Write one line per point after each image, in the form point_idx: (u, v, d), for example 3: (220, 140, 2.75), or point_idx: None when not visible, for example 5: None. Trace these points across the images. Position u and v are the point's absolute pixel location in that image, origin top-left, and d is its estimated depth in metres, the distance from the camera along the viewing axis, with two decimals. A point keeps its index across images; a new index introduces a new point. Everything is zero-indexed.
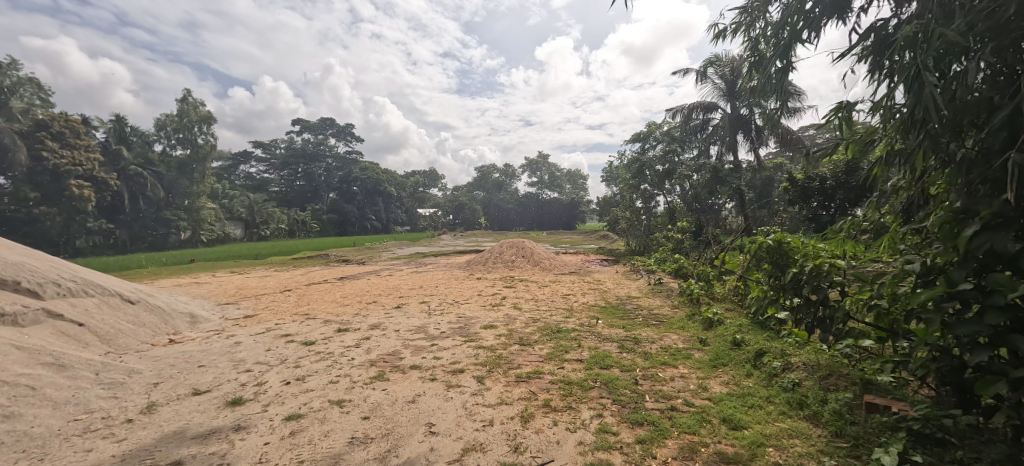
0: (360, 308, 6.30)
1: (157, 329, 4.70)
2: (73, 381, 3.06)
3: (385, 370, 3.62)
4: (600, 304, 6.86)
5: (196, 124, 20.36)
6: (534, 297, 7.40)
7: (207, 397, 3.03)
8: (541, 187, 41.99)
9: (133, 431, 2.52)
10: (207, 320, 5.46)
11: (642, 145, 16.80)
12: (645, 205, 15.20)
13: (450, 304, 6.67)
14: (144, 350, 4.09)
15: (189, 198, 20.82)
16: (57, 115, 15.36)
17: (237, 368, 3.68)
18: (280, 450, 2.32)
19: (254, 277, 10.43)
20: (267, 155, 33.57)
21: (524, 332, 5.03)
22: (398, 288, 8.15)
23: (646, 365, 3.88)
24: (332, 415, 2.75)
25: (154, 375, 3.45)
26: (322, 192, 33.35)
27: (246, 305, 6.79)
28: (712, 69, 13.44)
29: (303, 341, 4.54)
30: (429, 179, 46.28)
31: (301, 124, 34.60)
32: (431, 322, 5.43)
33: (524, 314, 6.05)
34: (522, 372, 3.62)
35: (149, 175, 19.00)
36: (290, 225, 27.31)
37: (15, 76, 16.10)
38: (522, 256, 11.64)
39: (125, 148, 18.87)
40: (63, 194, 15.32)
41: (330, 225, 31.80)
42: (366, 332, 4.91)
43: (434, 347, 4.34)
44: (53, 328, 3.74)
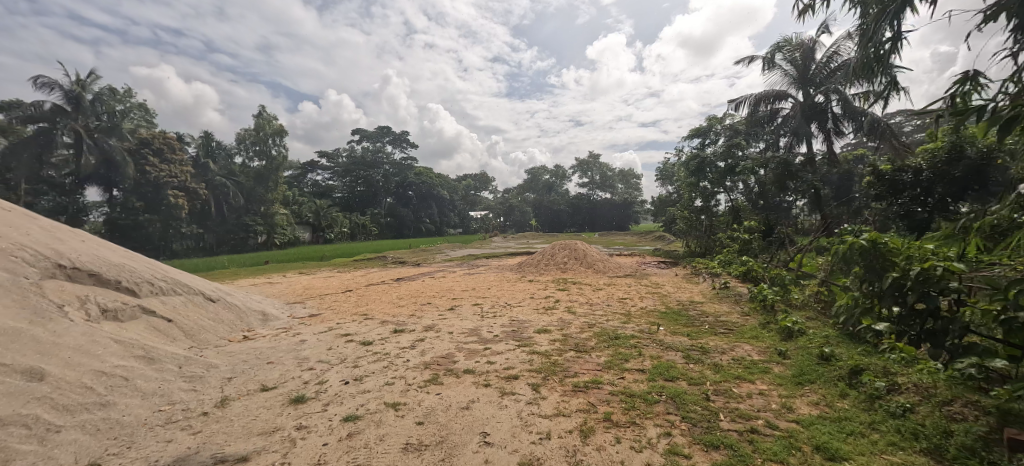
0: (415, 309, 6.41)
1: (234, 326, 5.07)
2: (162, 373, 3.30)
3: (439, 373, 3.58)
4: (658, 309, 6.45)
5: (271, 136, 22.15)
6: (587, 301, 7.12)
7: (273, 394, 3.15)
8: (592, 187, 40.99)
9: (207, 424, 2.65)
10: (277, 318, 5.82)
11: (701, 140, 15.78)
12: (705, 204, 14.27)
13: (502, 306, 6.59)
14: (222, 346, 4.41)
15: (264, 204, 22.37)
16: (158, 133, 17.54)
17: (301, 366, 3.82)
18: (337, 452, 2.32)
19: (319, 278, 11.07)
20: (331, 164, 35.72)
21: (580, 338, 4.80)
22: (451, 290, 8.26)
23: (718, 379, 3.51)
24: (388, 418, 2.73)
25: (228, 369, 3.67)
26: (380, 196, 35.01)
27: (311, 304, 7.19)
28: (780, 55, 12.40)
29: (362, 340, 4.66)
30: (480, 182, 46.97)
31: (360, 133, 36.52)
32: (484, 325, 5.38)
33: (579, 319, 5.82)
34: (579, 381, 3.43)
35: (232, 185, 20.97)
36: (352, 228, 28.87)
37: (127, 103, 18.69)
38: (574, 258, 11.34)
39: (212, 161, 21.09)
40: (162, 202, 17.26)
41: (388, 228, 33.30)
42: (420, 333, 4.94)
43: (488, 350, 4.26)
44: (146, 324, 4.11)
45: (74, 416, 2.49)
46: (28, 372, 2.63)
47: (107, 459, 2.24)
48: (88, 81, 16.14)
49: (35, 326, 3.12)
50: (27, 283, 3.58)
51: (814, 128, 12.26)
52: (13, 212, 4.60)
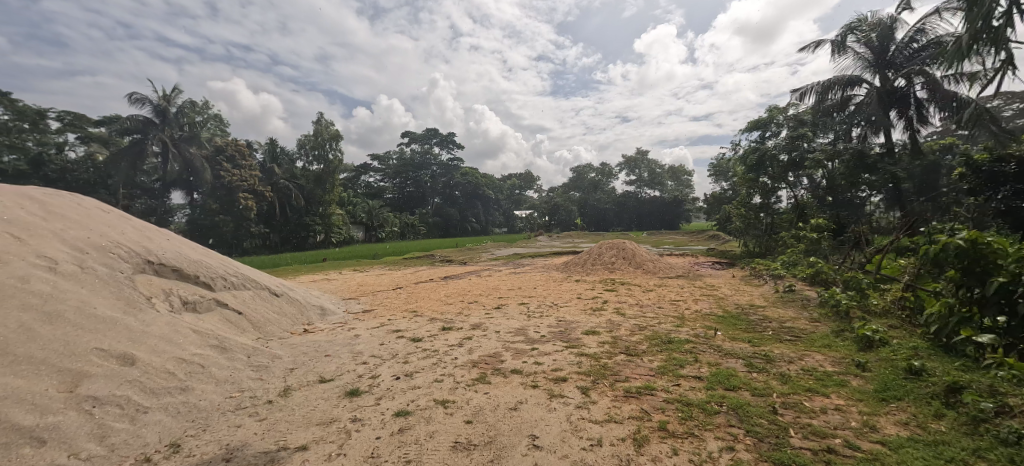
0: (463, 307, 6.49)
1: (296, 320, 5.41)
2: (233, 362, 3.55)
3: (486, 372, 3.58)
4: (714, 312, 6.07)
5: (328, 141, 23.41)
6: (637, 303, 6.86)
7: (330, 386, 3.29)
8: (640, 185, 39.61)
9: (272, 412, 2.82)
10: (333, 313, 6.13)
11: (761, 133, 14.74)
12: (765, 201, 13.32)
13: (549, 307, 6.50)
14: (285, 338, 4.69)
15: (322, 205, 23.27)
16: (231, 141, 19.20)
17: (356, 360, 3.97)
18: (390, 446, 2.36)
19: (371, 275, 11.58)
20: (382, 166, 37.30)
21: (630, 341, 4.63)
22: (497, 288, 8.30)
23: (786, 391, 3.22)
24: (437, 415, 2.75)
25: (290, 360, 3.89)
26: (428, 197, 36.06)
27: (364, 300, 7.51)
28: (853, 37, 11.29)
29: (412, 337, 4.77)
30: (524, 182, 47.05)
31: (409, 136, 37.81)
32: (531, 325, 5.34)
33: (629, 321, 5.60)
34: (632, 386, 3.29)
35: (294, 187, 22.45)
36: (401, 227, 29.94)
37: (205, 115, 20.66)
38: (622, 258, 11.01)
39: (277, 166, 22.92)
40: (234, 204, 18.61)
41: (436, 228, 34.18)
42: (468, 332, 4.98)
43: (535, 351, 4.21)
44: (220, 316, 4.46)
45: (158, 399, 2.73)
46: (122, 357, 2.92)
47: (185, 440, 2.42)
48: (172, 95, 17.97)
49: (128, 316, 3.46)
50: (123, 277, 3.99)
51: (893, 115, 11.07)
52: (112, 213, 5.17)
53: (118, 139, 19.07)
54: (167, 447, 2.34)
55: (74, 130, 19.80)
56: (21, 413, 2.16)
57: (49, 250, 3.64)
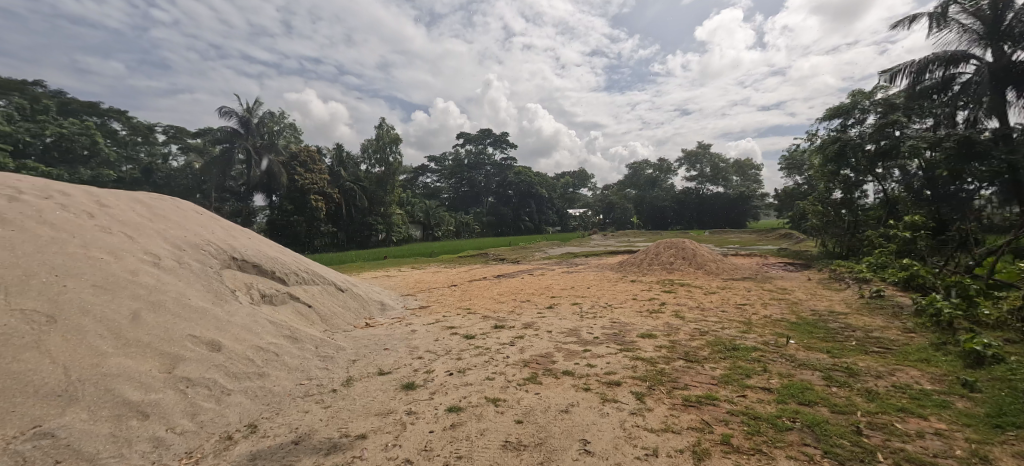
0: (515, 306, 6.53)
1: (359, 314, 5.75)
2: (303, 352, 3.84)
3: (538, 372, 3.56)
4: (787, 318, 5.57)
5: (389, 145, 24.63)
6: (698, 306, 6.47)
7: (388, 379, 3.45)
8: (701, 181, 37.50)
9: (335, 400, 3.01)
10: (393, 308, 6.45)
11: (842, 120, 13.29)
12: (847, 196, 12.02)
13: (603, 307, 6.33)
14: (348, 331, 5.00)
15: (384, 206, 24.76)
16: (304, 148, 20.87)
17: (412, 354, 4.13)
18: (442, 441, 2.42)
19: (428, 272, 12.03)
20: (439, 167, 38.63)
21: (690, 346, 4.37)
22: (550, 288, 8.24)
23: (874, 410, 2.86)
24: (488, 413, 2.78)
25: (353, 352, 4.14)
26: (482, 196, 36.82)
27: (421, 297, 7.81)
28: (957, 7, 9.80)
29: (465, 334, 4.88)
30: (578, 180, 46.40)
31: (464, 137, 38.82)
32: (584, 325, 5.23)
33: (688, 325, 5.30)
34: (691, 395, 3.10)
35: (358, 189, 23.89)
36: (457, 226, 30.80)
37: (281, 124, 22.62)
38: (682, 258, 10.47)
39: (344, 170, 24.46)
40: (307, 205, 20.17)
41: (490, 226, 34.78)
42: (520, 330, 4.99)
43: (587, 353, 4.11)
44: (292, 308, 4.84)
45: (240, 383, 3.02)
46: (210, 343, 3.26)
47: (261, 422, 2.65)
48: (255, 107, 19.92)
49: (216, 306, 3.87)
50: (212, 271, 4.47)
51: (1009, 95, 9.54)
52: (205, 215, 5.82)
53: (212, 149, 21.50)
54: (246, 427, 2.58)
55: (177, 142, 22.61)
56: (130, 389, 2.49)
57: (154, 247, 4.16)
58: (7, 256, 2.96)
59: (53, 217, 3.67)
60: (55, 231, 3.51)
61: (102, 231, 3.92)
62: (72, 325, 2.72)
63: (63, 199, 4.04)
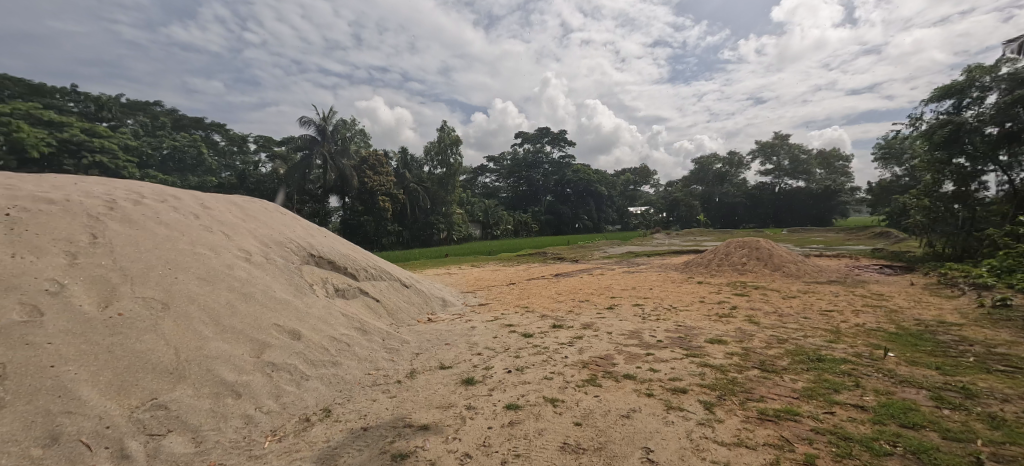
0: (574, 306, 6.42)
1: (422, 309, 6.00)
2: (372, 344, 4.08)
3: (597, 374, 3.46)
4: (883, 328, 4.91)
5: (450, 146, 25.44)
6: (775, 311, 5.94)
7: (449, 373, 3.55)
8: (779, 175, 34.38)
9: (400, 391, 3.15)
10: (454, 305, 6.65)
11: (955, 101, 11.47)
12: (960, 189, 10.36)
13: (667, 310, 6.02)
14: (413, 325, 5.24)
15: (445, 205, 25.68)
16: (372, 152, 22.24)
17: (472, 350, 4.23)
18: (500, 438, 2.43)
19: (488, 270, 12.26)
20: (497, 167, 39.22)
21: (766, 355, 4.00)
22: (610, 288, 8.01)
23: (1000, 440, 2.42)
24: (546, 413, 2.75)
25: (417, 346, 4.32)
26: (540, 195, 36.81)
27: (481, 294, 7.97)
28: None
29: (524, 332, 4.89)
30: (639, 177, 44.69)
31: (522, 136, 39.00)
32: (646, 328, 5.01)
33: (764, 331, 4.87)
34: (768, 408, 2.84)
35: (421, 190, 24.97)
36: (515, 225, 31.06)
37: (353, 130, 24.30)
38: (756, 259, 9.66)
39: (409, 171, 25.70)
40: (376, 206, 21.53)
41: (548, 225, 34.63)
42: (579, 331, 4.90)
43: (650, 357, 3.93)
44: (362, 302, 5.16)
45: (316, 369, 3.27)
46: (291, 332, 3.57)
47: (334, 407, 2.85)
48: (329, 116, 21.51)
49: (297, 298, 4.23)
50: (294, 267, 4.91)
51: None
52: (288, 215, 6.41)
53: (294, 155, 23.61)
54: (321, 411, 2.78)
55: (265, 150, 25.14)
56: (226, 370, 2.80)
57: (246, 244, 4.66)
58: (132, 251, 3.46)
59: (167, 218, 4.23)
60: (169, 230, 4.04)
61: (205, 230, 4.44)
62: (181, 312, 3.12)
63: (175, 203, 4.65)
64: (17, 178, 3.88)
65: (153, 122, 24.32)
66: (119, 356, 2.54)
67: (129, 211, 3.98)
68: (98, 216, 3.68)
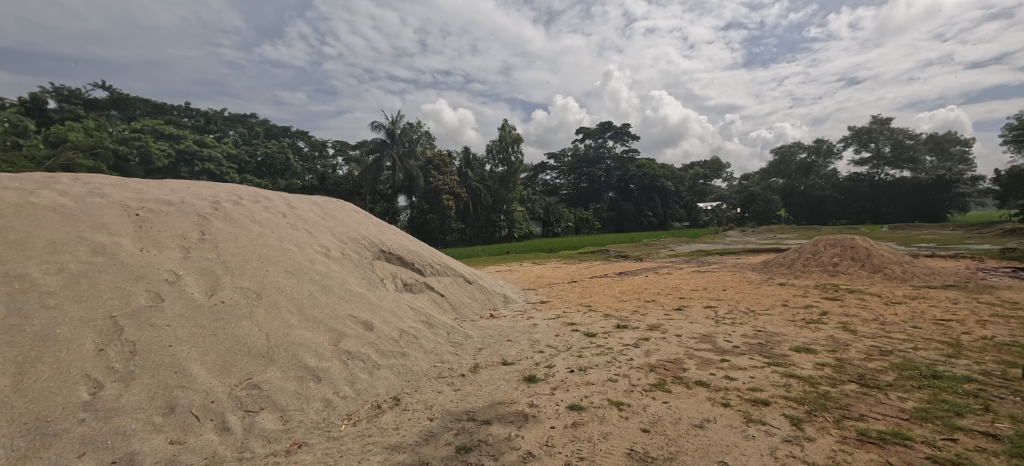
0: (639, 305, 6.17)
1: (484, 305, 6.12)
2: (437, 337, 4.22)
3: (666, 379, 3.27)
4: (1020, 342, 4.12)
5: (511, 144, 25.71)
6: (874, 318, 5.23)
7: (511, 369, 3.57)
8: (878, 164, 30.36)
9: (464, 384, 3.22)
10: (515, 302, 6.70)
11: None
12: None
13: (743, 313, 5.54)
14: (475, 320, 5.36)
15: (506, 203, 26.03)
16: (437, 153, 23.15)
17: (533, 347, 4.21)
18: (564, 438, 2.38)
19: (549, 268, 12.19)
20: (558, 164, 38.95)
21: (866, 368, 3.52)
22: (678, 288, 7.57)
23: None
24: (611, 417, 2.65)
25: (480, 341, 4.40)
26: (603, 191, 35.99)
27: (542, 291, 7.96)
28: None
29: (586, 332, 4.78)
30: (710, 170, 41.87)
31: (583, 132, 38.29)
32: (720, 332, 4.65)
33: (861, 341, 4.31)
34: (870, 429, 2.49)
35: (483, 188, 25.51)
36: (576, 222, 30.64)
37: (419, 132, 25.46)
38: (851, 260, 8.59)
39: (471, 171, 26.39)
40: (440, 204, 22.40)
41: (610, 222, 33.71)
42: (645, 332, 4.68)
43: (725, 363, 3.64)
44: (428, 296, 5.37)
45: (387, 359, 3.45)
46: (364, 324, 3.80)
47: (403, 396, 2.98)
48: (398, 120, 22.73)
49: (369, 291, 4.51)
50: (366, 262, 5.23)
51: None
52: (362, 213, 6.85)
53: (367, 158, 25.26)
54: (390, 399, 2.92)
55: (342, 154, 27.18)
56: (308, 356, 3.05)
57: (326, 240, 5.05)
58: (232, 246, 3.89)
59: (260, 217, 4.70)
60: (262, 227, 4.49)
61: (291, 227, 4.89)
62: (272, 301, 3.45)
63: (267, 203, 5.17)
64: (144, 183, 4.53)
65: (250, 133, 27.32)
66: (221, 339, 2.87)
67: (229, 211, 4.48)
68: (205, 216, 4.18)
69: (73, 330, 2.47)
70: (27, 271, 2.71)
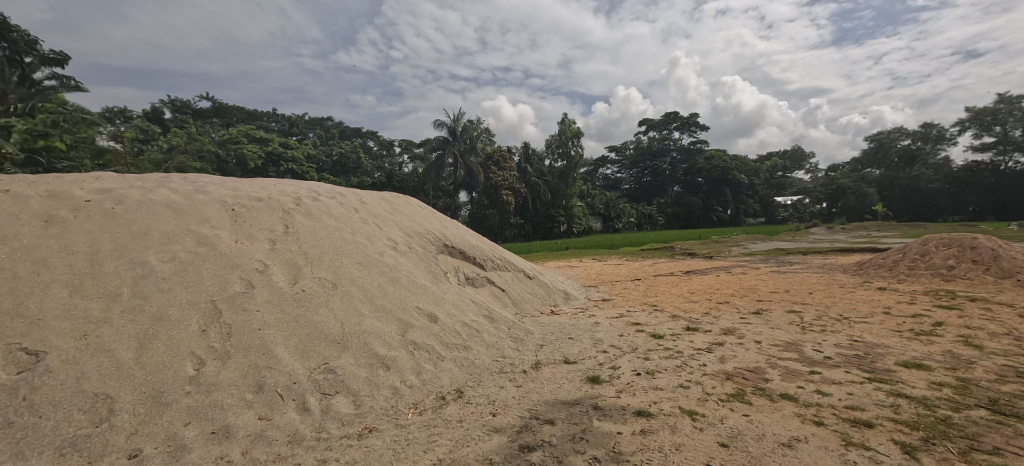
0: (710, 307, 5.76)
1: (545, 301, 6.06)
2: (499, 331, 4.24)
3: (746, 389, 2.99)
4: None
5: (570, 139, 25.28)
6: (1007, 332, 4.40)
7: (574, 368, 3.47)
8: (1006, 150, 25.67)
9: (526, 381, 3.19)
10: (576, 298, 6.57)
11: None
12: None
13: (835, 320, 4.93)
14: (536, 316, 5.31)
15: (566, 198, 25.72)
16: (497, 148, 23.43)
17: (597, 347, 4.08)
18: (632, 446, 2.24)
19: (610, 264, 11.84)
20: (619, 157, 37.74)
21: (1001, 392, 2.95)
22: (754, 290, 6.95)
23: None
24: (684, 427, 2.46)
25: (541, 337, 4.35)
26: (667, 185, 35.03)
27: (604, 289, 7.73)
28: None
29: (653, 333, 4.54)
30: (790, 162, 38.17)
31: (647, 124, 36.70)
32: (807, 340, 4.18)
33: (990, 358, 3.64)
34: None
35: (542, 183, 25.38)
36: (638, 218, 29.48)
37: (479, 129, 25.94)
38: (972, 263, 7.33)
39: (530, 166, 26.37)
40: (500, 200, 22.68)
41: (675, 218, 32.02)
42: (719, 336, 4.33)
43: (816, 376, 3.24)
44: (490, 291, 5.42)
45: (451, 351, 3.52)
46: (429, 315, 3.91)
47: (466, 389, 3.01)
48: (459, 117, 23.29)
49: (434, 285, 4.63)
50: (431, 255, 5.39)
51: None
52: (427, 208, 7.08)
53: (430, 156, 26.27)
54: (454, 391, 2.97)
55: (408, 152, 28.51)
56: (378, 345, 3.19)
57: (393, 234, 5.28)
58: (312, 239, 4.18)
59: (336, 212, 5.02)
60: (337, 222, 4.79)
61: (363, 221, 5.16)
62: (346, 291, 3.66)
63: (342, 199, 5.51)
64: (238, 181, 5.02)
65: (327, 134, 29.59)
66: (303, 325, 3.09)
67: (309, 206, 4.83)
68: (289, 211, 4.54)
69: (182, 312, 2.79)
70: (148, 258, 3.11)
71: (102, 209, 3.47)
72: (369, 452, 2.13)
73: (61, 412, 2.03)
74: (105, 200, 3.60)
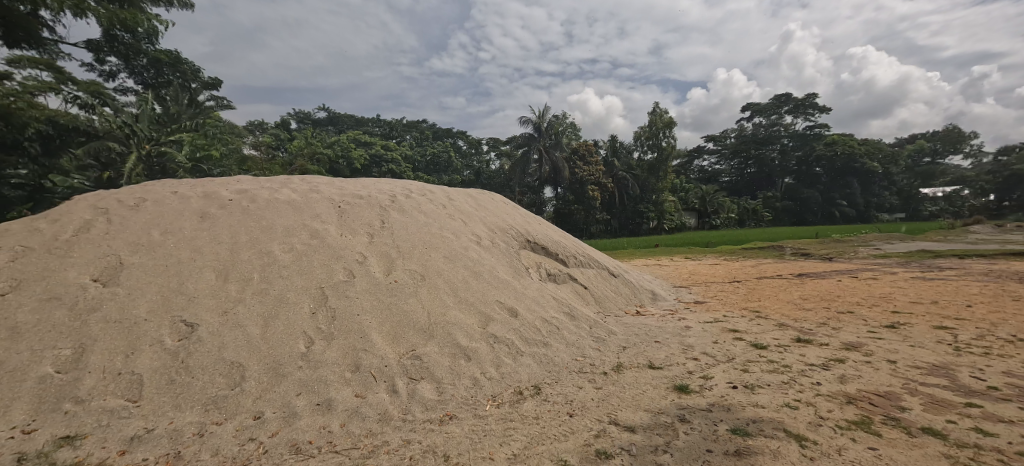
0: (828, 316, 4.99)
1: (629, 301, 5.79)
2: (579, 330, 4.15)
3: (874, 417, 2.52)
4: None
5: (662, 129, 23.77)
6: None
7: (659, 374, 3.26)
8: None
9: (606, 383, 3.07)
10: (664, 299, 6.17)
11: None
12: None
13: (1006, 342, 3.94)
14: (619, 316, 5.10)
15: (656, 193, 24.32)
16: (582, 143, 22.99)
17: (686, 353, 3.77)
18: None
19: (705, 263, 10.91)
20: (718, 147, 34.53)
21: None
22: (889, 299, 5.86)
23: None
24: (788, 452, 2.16)
25: (624, 338, 4.17)
26: (776, 177, 31.03)
27: (696, 290, 7.15)
28: None
29: (754, 342, 4.07)
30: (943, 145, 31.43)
31: (752, 109, 33.03)
32: (963, 364, 3.39)
33: None
34: None
35: (630, 177, 24.31)
36: (740, 213, 26.66)
37: (565, 124, 25.67)
38: None
39: (617, 159, 25.41)
40: (585, 196, 22.26)
41: (786, 213, 28.42)
42: (838, 352, 3.73)
43: (976, 410, 2.61)
44: (571, 288, 5.34)
45: (530, 347, 3.53)
46: (510, 310, 3.97)
47: (543, 386, 2.99)
48: (544, 113, 23.28)
49: (515, 280, 4.69)
50: (513, 250, 5.48)
51: None
52: (510, 204, 7.20)
53: (516, 152, 26.72)
54: (531, 387, 2.97)
55: (495, 150, 29.38)
56: (460, 336, 3.32)
57: (477, 229, 5.48)
58: (404, 234, 4.50)
59: (426, 208, 5.34)
60: (426, 218, 5.09)
61: (449, 217, 5.43)
62: (433, 283, 3.87)
63: (432, 196, 5.85)
64: (344, 181, 5.61)
65: (422, 136, 31.78)
66: (394, 313, 3.35)
67: (402, 203, 5.21)
68: (385, 208, 4.94)
69: (298, 295, 3.21)
70: (273, 249, 3.63)
71: (240, 207, 4.13)
72: (448, 438, 2.22)
73: (207, 374, 2.46)
74: (242, 199, 4.28)
